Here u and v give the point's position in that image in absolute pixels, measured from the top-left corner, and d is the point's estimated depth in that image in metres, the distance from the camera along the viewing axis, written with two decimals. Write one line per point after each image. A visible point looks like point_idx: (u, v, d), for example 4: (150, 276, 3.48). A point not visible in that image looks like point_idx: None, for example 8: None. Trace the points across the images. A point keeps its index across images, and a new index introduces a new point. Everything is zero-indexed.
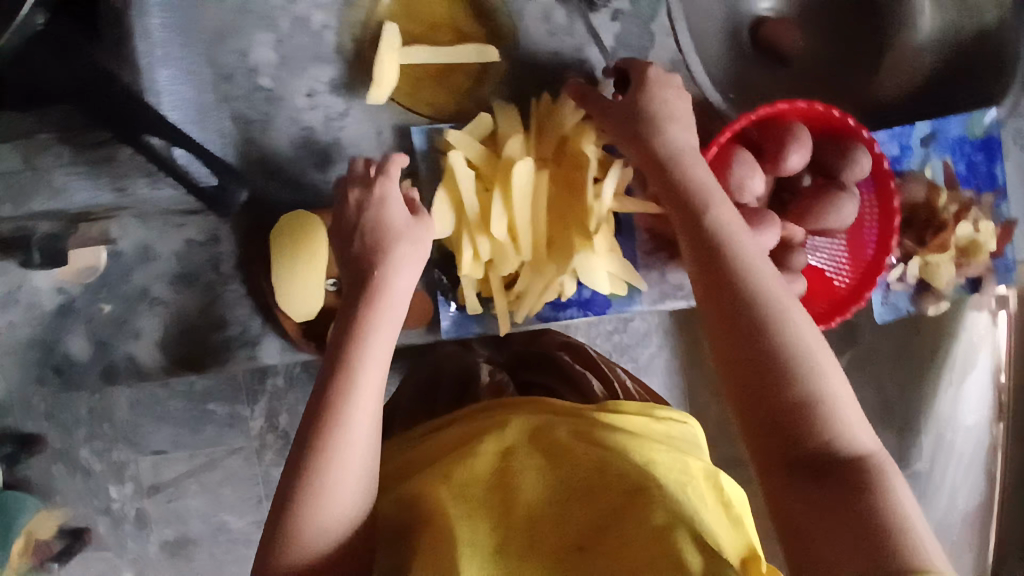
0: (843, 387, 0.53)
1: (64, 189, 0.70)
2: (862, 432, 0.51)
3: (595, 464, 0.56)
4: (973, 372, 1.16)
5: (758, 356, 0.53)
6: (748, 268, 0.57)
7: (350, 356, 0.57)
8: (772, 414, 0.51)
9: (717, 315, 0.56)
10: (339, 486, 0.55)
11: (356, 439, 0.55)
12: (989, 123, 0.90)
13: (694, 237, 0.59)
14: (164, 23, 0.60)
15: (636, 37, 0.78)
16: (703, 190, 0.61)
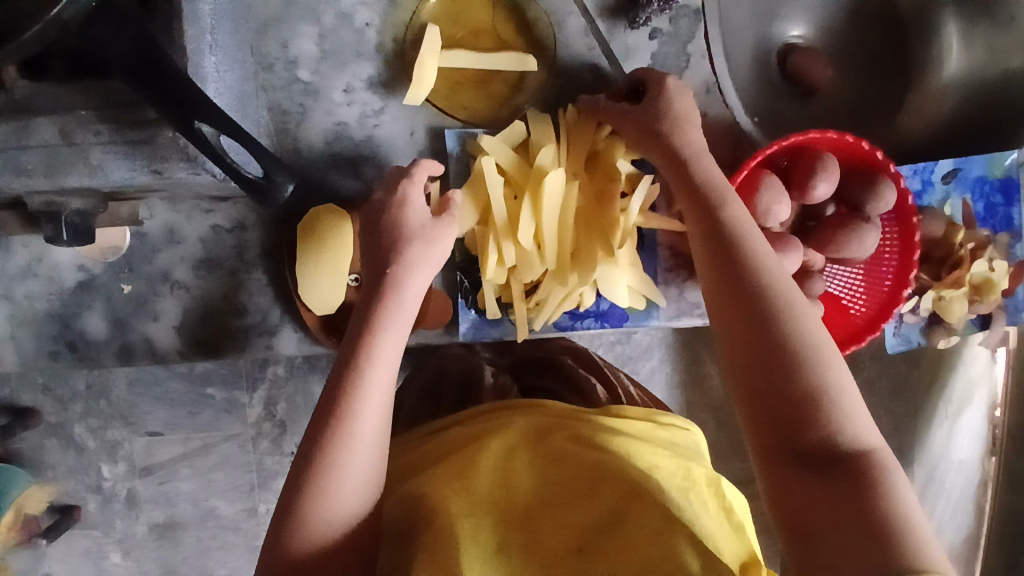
0: (848, 382, 0.55)
1: (100, 166, 0.57)
2: (867, 427, 0.54)
3: (595, 464, 0.58)
4: (969, 408, 1.17)
5: (766, 348, 0.56)
6: (760, 268, 0.60)
7: (366, 343, 0.59)
8: (776, 404, 0.55)
9: (729, 309, 0.60)
10: (350, 470, 0.55)
11: (369, 425, 0.57)
12: (1009, 166, 0.91)
13: (709, 238, 0.63)
14: (214, 9, 0.58)
15: (672, 57, 0.79)
16: (722, 193, 0.65)
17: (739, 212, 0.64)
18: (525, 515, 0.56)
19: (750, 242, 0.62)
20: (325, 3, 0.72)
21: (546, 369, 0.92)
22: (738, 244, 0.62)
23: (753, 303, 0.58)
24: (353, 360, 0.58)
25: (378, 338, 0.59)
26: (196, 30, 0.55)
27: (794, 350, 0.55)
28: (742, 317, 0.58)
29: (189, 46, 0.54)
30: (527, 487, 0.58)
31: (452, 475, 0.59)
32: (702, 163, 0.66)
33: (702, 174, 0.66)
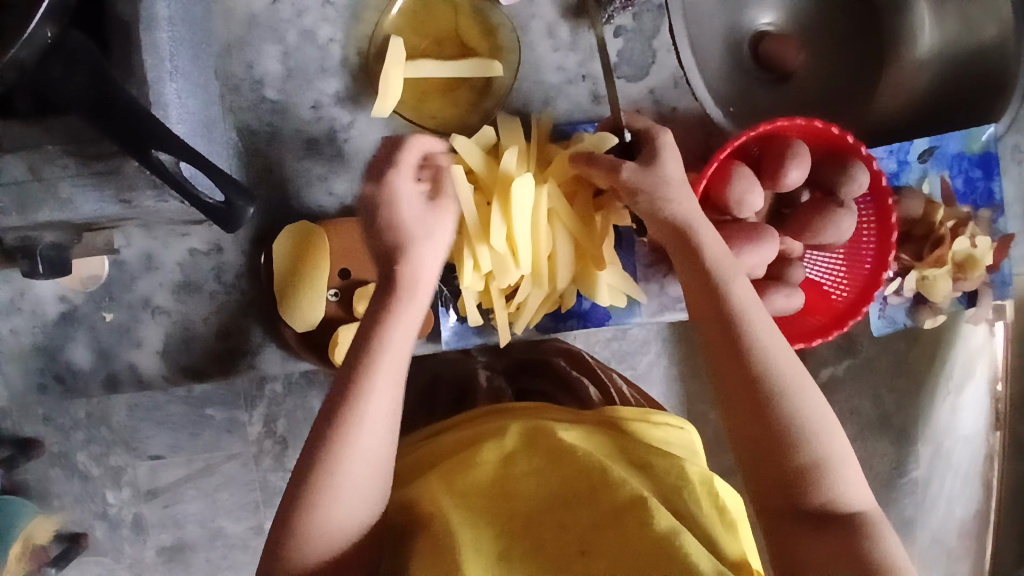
0: (845, 448, 0.60)
1: (69, 200, 0.58)
2: (858, 486, 0.59)
3: (595, 468, 0.57)
4: (971, 382, 1.14)
5: (771, 431, 0.59)
6: (761, 346, 0.60)
7: (366, 370, 0.59)
8: (780, 476, 0.58)
9: (732, 389, 0.61)
10: (349, 491, 0.56)
11: (368, 450, 0.57)
12: (987, 139, 0.90)
13: (713, 314, 0.62)
14: (172, 36, 0.58)
15: (638, 53, 0.79)
16: (724, 272, 0.63)
17: (743, 291, 0.63)
18: (531, 527, 0.56)
19: (753, 321, 0.62)
20: (287, 21, 0.72)
21: (541, 371, 0.91)
22: (741, 325, 0.61)
23: (756, 386, 0.59)
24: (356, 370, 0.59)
25: (382, 348, 0.60)
26: (156, 59, 0.55)
27: (798, 435, 0.58)
28: (746, 400, 0.59)
29: (149, 75, 0.54)
30: (529, 494, 0.58)
31: (452, 490, 0.58)
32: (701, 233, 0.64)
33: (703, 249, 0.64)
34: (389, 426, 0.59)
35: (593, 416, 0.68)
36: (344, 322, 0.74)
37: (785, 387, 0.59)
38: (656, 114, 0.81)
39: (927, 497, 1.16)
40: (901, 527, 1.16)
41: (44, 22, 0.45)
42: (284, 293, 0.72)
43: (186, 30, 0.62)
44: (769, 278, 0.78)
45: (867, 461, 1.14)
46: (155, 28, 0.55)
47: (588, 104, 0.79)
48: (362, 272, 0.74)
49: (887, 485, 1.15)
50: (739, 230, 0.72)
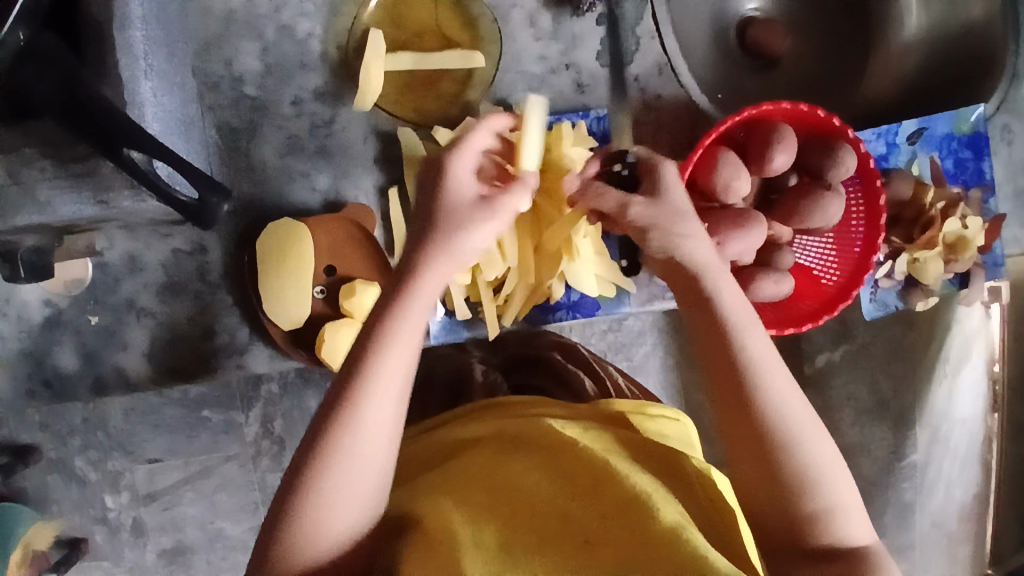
0: (850, 489, 0.58)
1: (47, 203, 0.57)
2: (860, 523, 0.58)
3: (597, 460, 0.57)
4: (968, 363, 1.11)
5: (773, 476, 0.56)
6: (773, 398, 0.56)
7: (353, 392, 0.53)
8: (783, 519, 0.56)
9: (735, 431, 0.57)
10: (335, 510, 0.53)
11: (356, 474, 0.53)
12: (976, 120, 0.90)
13: (718, 364, 0.58)
14: (146, 35, 0.57)
15: (621, 41, 0.78)
16: (733, 322, 0.58)
17: (749, 334, 0.58)
18: (535, 525, 0.54)
19: (758, 363, 0.57)
20: (264, 17, 0.71)
21: (538, 367, 0.89)
22: (744, 370, 0.57)
23: (759, 431, 0.56)
24: (345, 403, 0.53)
25: (379, 378, 0.53)
26: (130, 58, 0.54)
27: (801, 479, 0.56)
28: (753, 445, 0.56)
29: (123, 74, 0.53)
30: (531, 489, 0.57)
31: (455, 493, 0.58)
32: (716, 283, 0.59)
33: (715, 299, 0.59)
34: (380, 448, 0.54)
35: (590, 410, 0.68)
36: (328, 319, 0.73)
37: (792, 433, 0.56)
38: (641, 102, 0.80)
39: (926, 481, 1.15)
40: (899, 511, 1.16)
41: (16, 24, 0.44)
42: (267, 291, 0.71)
43: (160, 27, 0.61)
44: (759, 265, 0.78)
45: (865, 445, 1.17)
46: (128, 26, 0.54)
47: (573, 93, 0.78)
48: (346, 268, 0.73)
49: (886, 470, 1.15)
50: (726, 217, 0.71)
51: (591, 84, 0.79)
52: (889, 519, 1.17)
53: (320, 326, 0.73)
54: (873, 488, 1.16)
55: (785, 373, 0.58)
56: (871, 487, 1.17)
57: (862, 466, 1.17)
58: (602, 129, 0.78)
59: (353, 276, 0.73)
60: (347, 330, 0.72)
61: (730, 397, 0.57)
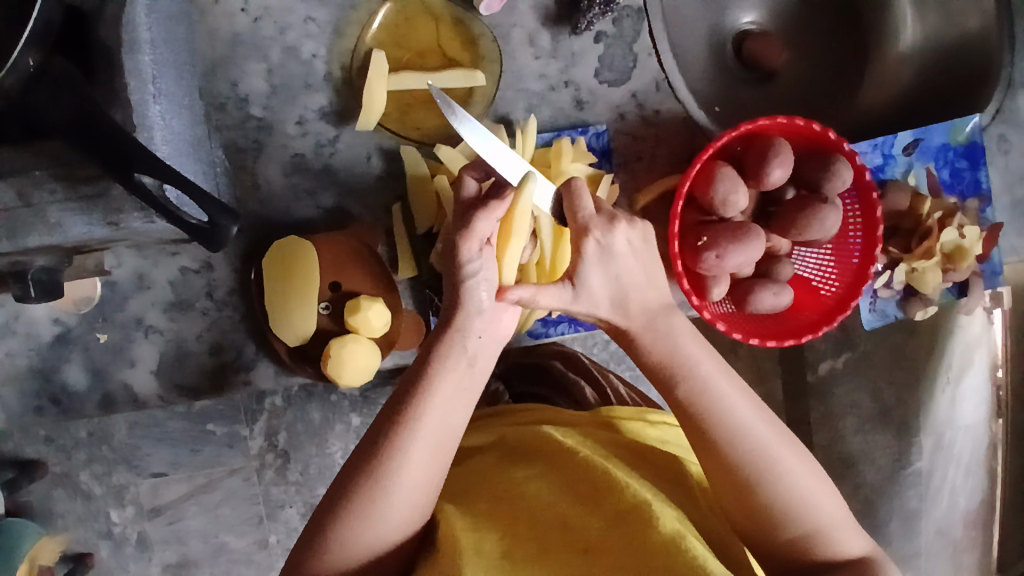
0: (839, 507, 0.58)
1: (58, 224, 0.58)
2: (854, 539, 0.58)
3: (595, 469, 0.58)
4: (971, 371, 1.12)
5: (754, 510, 0.56)
6: (741, 434, 0.56)
7: (403, 428, 0.53)
8: (774, 546, 0.57)
9: (711, 479, 0.58)
10: (370, 534, 0.52)
11: (396, 504, 0.53)
12: (971, 130, 0.91)
13: (678, 413, 0.58)
14: (154, 59, 0.58)
15: (620, 58, 0.80)
16: (679, 366, 0.58)
17: (703, 386, 0.57)
18: (535, 531, 0.55)
19: (723, 412, 0.57)
20: (270, 39, 0.73)
21: (537, 375, 0.90)
22: (708, 422, 0.57)
23: (734, 474, 0.56)
24: (377, 457, 0.53)
25: (416, 435, 0.53)
26: (139, 81, 0.56)
27: (785, 511, 0.56)
28: (732, 482, 0.56)
29: (132, 98, 0.55)
30: (532, 498, 0.58)
31: (458, 497, 0.61)
32: (673, 325, 0.60)
33: (658, 346, 0.59)
34: (425, 484, 0.54)
35: (589, 417, 0.70)
36: (332, 335, 0.74)
37: (768, 464, 0.56)
38: (640, 118, 0.82)
39: (930, 488, 1.12)
40: (904, 520, 1.12)
41: (27, 49, 0.47)
42: (275, 309, 0.72)
43: (169, 51, 0.63)
44: (758, 276, 0.79)
45: (868, 454, 1.12)
46: (137, 50, 0.56)
47: (573, 110, 0.80)
48: (352, 284, 0.74)
49: (891, 477, 1.11)
50: (725, 230, 0.72)
51: (590, 101, 0.80)
52: (893, 529, 1.12)
53: (325, 341, 0.74)
54: (878, 497, 1.12)
55: (748, 395, 0.59)
56: (875, 497, 1.12)
57: (865, 474, 1.12)
58: (601, 145, 0.80)
59: (359, 292, 0.74)
60: (354, 347, 0.72)
61: (696, 438, 0.58)
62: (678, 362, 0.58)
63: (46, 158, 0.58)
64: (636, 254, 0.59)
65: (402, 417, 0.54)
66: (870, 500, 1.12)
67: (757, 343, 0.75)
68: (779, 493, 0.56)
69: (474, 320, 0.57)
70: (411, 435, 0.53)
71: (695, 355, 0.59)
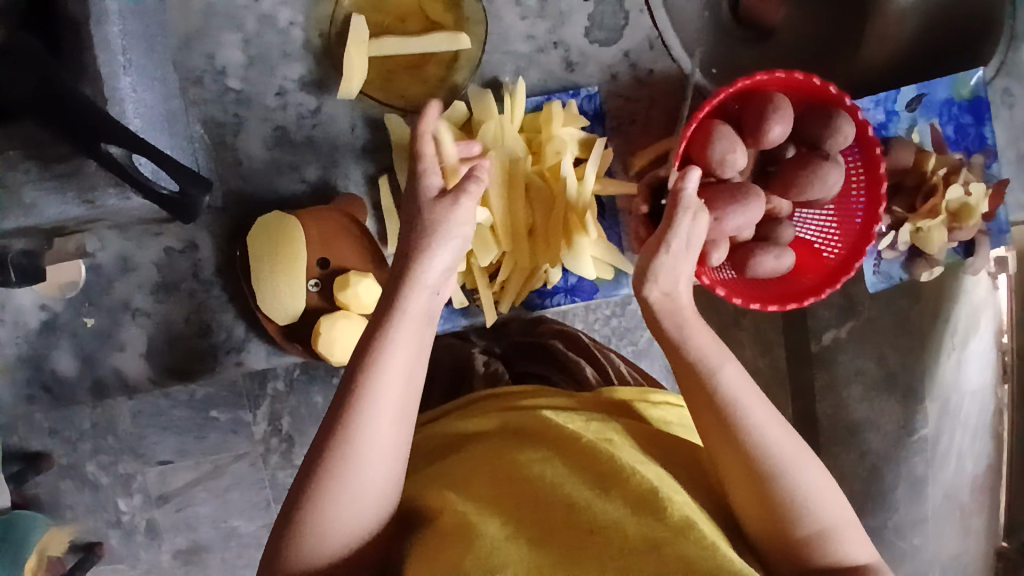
0: (850, 512, 0.53)
1: (33, 205, 0.56)
2: (861, 544, 0.53)
3: (600, 454, 0.54)
4: (976, 335, 1.10)
5: (767, 505, 0.51)
6: (762, 425, 0.52)
7: (364, 389, 0.49)
8: (784, 548, 0.51)
9: (722, 470, 0.53)
10: (342, 509, 0.49)
11: (366, 476, 0.49)
12: (976, 84, 0.88)
13: (696, 400, 0.53)
14: (124, 30, 0.55)
15: (610, 16, 0.77)
16: (708, 350, 0.54)
17: (732, 378, 0.53)
18: (540, 519, 0.50)
19: (744, 403, 0.52)
20: (245, 7, 0.70)
21: (537, 353, 0.87)
22: (730, 405, 0.52)
23: (749, 460, 0.51)
24: (341, 425, 0.49)
25: (379, 394, 0.49)
26: (109, 54, 0.53)
27: (798, 507, 0.51)
28: (749, 472, 0.51)
29: (102, 71, 0.52)
30: (537, 481, 0.53)
31: (456, 482, 0.55)
32: (694, 331, 0.55)
33: (691, 338, 0.55)
34: (395, 453, 0.50)
35: (593, 398, 0.65)
36: (323, 313, 0.72)
37: (783, 457, 0.52)
38: (633, 79, 0.79)
39: (937, 453, 1.11)
40: (911, 485, 1.11)
41: None
42: (262, 287, 0.70)
43: (140, 21, 0.60)
44: (759, 239, 0.76)
45: (874, 421, 1.10)
46: (105, 22, 0.53)
47: (562, 72, 0.77)
48: (342, 262, 0.71)
49: (897, 444, 1.11)
50: (723, 191, 0.70)
51: (580, 62, 0.77)
52: (900, 496, 1.11)
53: (316, 319, 0.72)
54: (884, 464, 1.11)
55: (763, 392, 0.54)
56: (881, 464, 1.10)
57: (872, 441, 1.10)
58: (593, 108, 0.78)
59: (347, 268, 0.71)
60: (345, 323, 0.71)
61: (715, 425, 0.53)
62: (706, 353, 0.54)
63: (17, 138, 0.55)
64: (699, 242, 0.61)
65: (365, 378, 0.50)
66: (876, 467, 1.11)
67: (759, 308, 0.73)
68: (793, 489, 0.51)
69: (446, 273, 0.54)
70: (374, 396, 0.49)
71: (719, 347, 0.55)
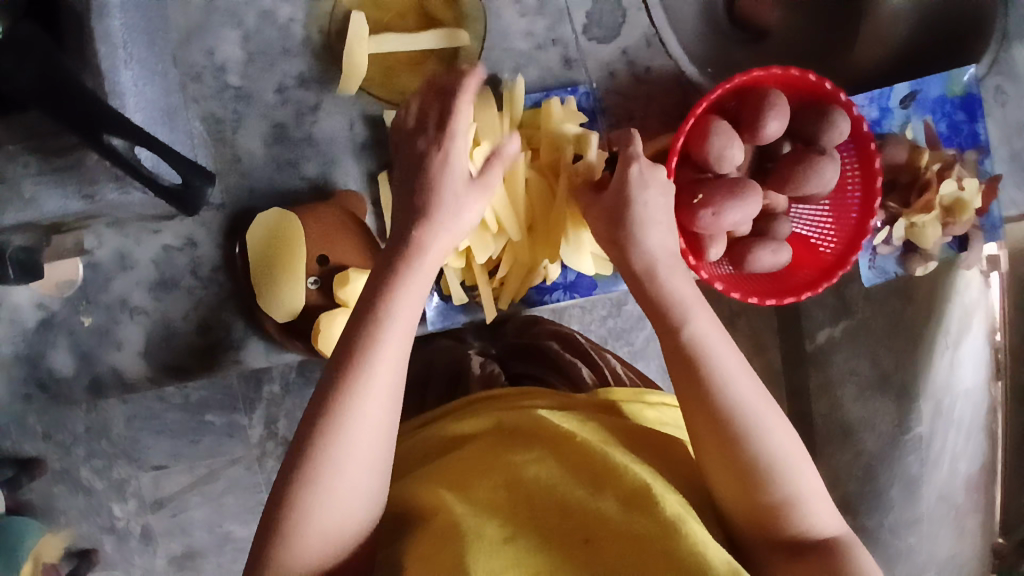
0: (817, 483, 0.53)
1: (32, 199, 0.55)
2: (827, 515, 0.53)
3: (594, 453, 0.53)
4: (968, 334, 1.08)
5: (736, 469, 0.51)
6: (734, 384, 0.52)
7: (353, 380, 0.49)
8: (750, 513, 0.52)
9: (695, 433, 0.53)
10: (329, 504, 0.48)
11: (353, 466, 0.48)
12: (968, 81, 0.89)
13: (672, 356, 0.54)
14: (125, 24, 0.55)
15: (608, 13, 0.78)
16: (681, 305, 0.55)
17: (704, 334, 0.54)
18: (537, 521, 0.51)
19: (717, 362, 0.53)
20: (245, 4, 0.70)
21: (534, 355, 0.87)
22: (704, 368, 0.52)
23: (722, 425, 0.51)
24: (330, 413, 0.48)
25: (370, 384, 0.49)
26: (110, 48, 0.53)
27: (766, 471, 0.51)
28: (718, 432, 0.52)
29: (102, 64, 0.52)
30: (531, 480, 0.53)
31: (450, 481, 0.54)
32: (669, 282, 0.57)
33: (668, 288, 0.57)
34: (383, 445, 0.50)
35: (587, 399, 0.65)
36: (323, 309, 0.72)
37: (753, 418, 0.52)
38: (630, 76, 0.80)
39: (931, 453, 1.11)
40: (905, 485, 1.12)
41: None
42: (261, 285, 0.70)
43: (140, 15, 0.60)
44: (756, 234, 0.77)
45: (869, 420, 1.11)
46: (107, 15, 0.53)
47: (560, 69, 0.78)
48: (340, 257, 0.71)
49: (892, 444, 1.11)
50: (720, 186, 0.70)
51: (578, 59, 0.78)
52: (895, 495, 1.12)
53: (314, 317, 0.72)
54: (879, 463, 1.11)
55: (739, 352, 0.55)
56: (875, 464, 1.11)
57: (865, 442, 1.12)
58: (592, 104, 0.78)
59: (347, 264, 0.71)
60: (344, 319, 0.71)
61: (688, 381, 0.53)
62: (680, 306, 0.55)
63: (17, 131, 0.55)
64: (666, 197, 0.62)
65: (354, 368, 0.49)
66: (871, 467, 1.12)
67: (757, 302, 0.74)
68: (760, 451, 0.51)
69: (440, 263, 0.55)
70: (363, 386, 0.49)
71: (695, 304, 0.56)
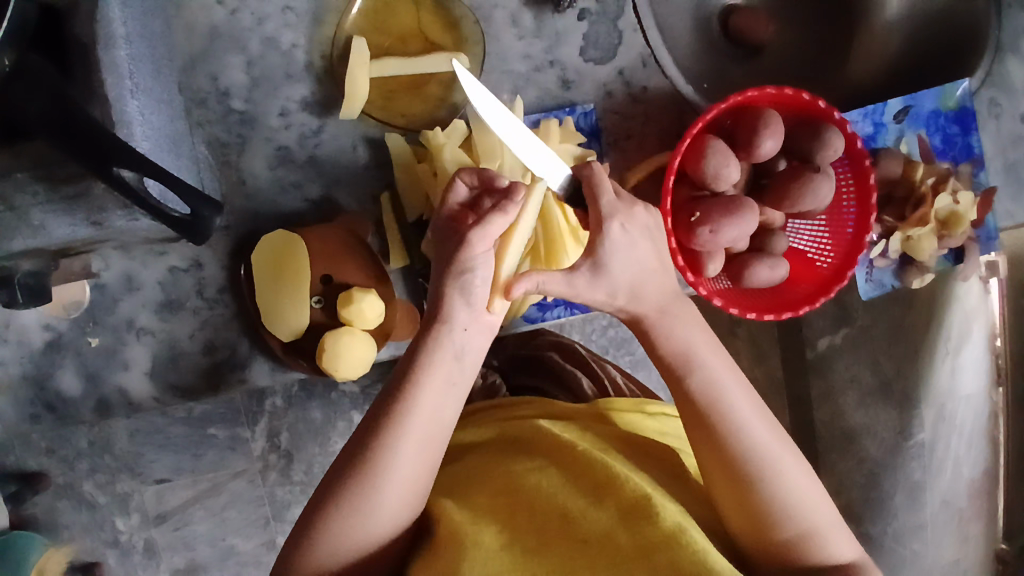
0: (830, 512, 0.56)
1: (40, 226, 0.57)
2: (843, 542, 0.55)
3: (597, 464, 0.54)
4: (969, 341, 1.09)
5: (749, 504, 0.54)
6: (743, 425, 0.55)
7: (393, 425, 0.52)
8: (765, 545, 0.53)
9: (707, 469, 0.55)
10: (359, 524, 0.51)
11: (382, 494, 0.51)
12: (962, 95, 0.90)
13: (681, 401, 0.57)
14: (130, 53, 0.56)
15: (605, 35, 0.79)
16: (688, 350, 0.58)
17: (708, 378, 0.57)
18: (536, 529, 0.51)
19: (723, 406, 0.56)
20: (249, 30, 0.72)
21: (534, 366, 0.88)
22: (709, 415, 0.55)
23: (729, 463, 0.54)
24: (366, 444, 0.52)
25: (404, 430, 0.52)
26: (116, 77, 0.54)
27: (778, 507, 0.53)
28: (728, 472, 0.54)
29: (109, 94, 0.54)
30: (533, 490, 0.54)
31: (455, 494, 0.56)
32: (674, 324, 0.59)
33: (672, 335, 0.59)
34: (419, 484, 0.53)
35: (587, 409, 0.66)
36: (326, 328, 0.72)
37: (761, 458, 0.54)
38: (627, 96, 0.81)
39: (934, 461, 1.10)
40: (910, 493, 1.11)
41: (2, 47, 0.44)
42: (265, 306, 0.71)
43: (147, 46, 0.62)
44: (754, 250, 0.78)
45: (870, 428, 1.12)
46: (113, 45, 0.54)
47: (559, 90, 0.79)
48: (342, 278, 0.72)
49: (893, 452, 1.10)
50: (716, 205, 0.71)
51: (576, 80, 0.79)
52: (898, 503, 1.12)
53: (320, 335, 0.72)
54: (881, 470, 1.11)
55: (746, 390, 0.58)
56: (878, 472, 1.11)
57: (867, 448, 1.12)
58: (589, 124, 0.79)
59: (352, 284, 0.72)
60: (349, 340, 0.70)
61: (697, 424, 0.56)
62: (687, 355, 0.58)
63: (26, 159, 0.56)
64: (653, 240, 0.60)
65: (394, 413, 0.53)
66: (873, 474, 1.12)
67: (755, 318, 0.74)
68: (772, 489, 0.54)
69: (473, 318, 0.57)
70: (399, 429, 0.52)
71: (701, 347, 0.58)
